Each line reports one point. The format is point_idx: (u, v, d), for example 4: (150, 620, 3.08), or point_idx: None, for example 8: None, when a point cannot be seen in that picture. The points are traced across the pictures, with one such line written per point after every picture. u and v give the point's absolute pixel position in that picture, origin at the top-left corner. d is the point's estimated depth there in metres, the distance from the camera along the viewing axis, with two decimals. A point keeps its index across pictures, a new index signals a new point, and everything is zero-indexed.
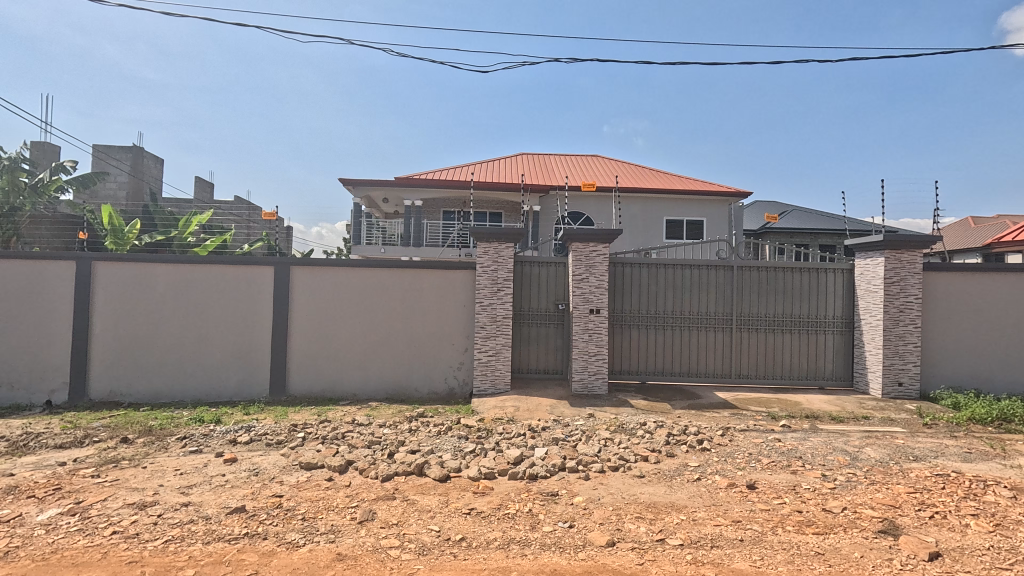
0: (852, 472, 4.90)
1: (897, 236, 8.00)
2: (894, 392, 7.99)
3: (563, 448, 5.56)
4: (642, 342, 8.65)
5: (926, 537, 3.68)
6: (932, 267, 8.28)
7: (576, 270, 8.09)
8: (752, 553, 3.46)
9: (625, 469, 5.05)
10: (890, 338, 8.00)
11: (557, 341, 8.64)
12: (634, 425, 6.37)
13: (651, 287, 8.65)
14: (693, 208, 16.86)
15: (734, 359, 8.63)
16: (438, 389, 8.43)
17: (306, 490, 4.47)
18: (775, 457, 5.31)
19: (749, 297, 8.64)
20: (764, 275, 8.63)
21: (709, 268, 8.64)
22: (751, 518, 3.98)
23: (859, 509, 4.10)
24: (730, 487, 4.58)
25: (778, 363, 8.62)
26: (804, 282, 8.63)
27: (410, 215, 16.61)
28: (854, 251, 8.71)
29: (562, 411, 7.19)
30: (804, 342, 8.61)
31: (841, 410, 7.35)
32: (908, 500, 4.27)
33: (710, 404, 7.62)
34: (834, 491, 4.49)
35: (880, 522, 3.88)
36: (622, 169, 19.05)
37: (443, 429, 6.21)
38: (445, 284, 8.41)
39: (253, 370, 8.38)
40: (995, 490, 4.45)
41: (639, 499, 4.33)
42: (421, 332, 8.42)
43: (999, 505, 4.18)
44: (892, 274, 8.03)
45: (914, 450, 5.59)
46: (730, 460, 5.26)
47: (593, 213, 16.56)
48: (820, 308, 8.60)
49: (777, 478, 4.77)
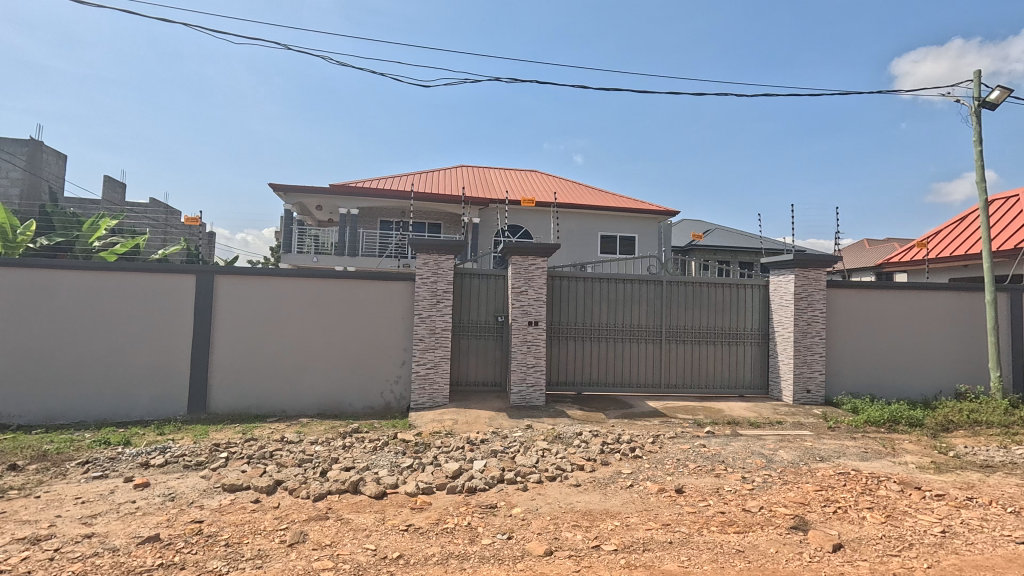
0: (768, 473, 5.30)
1: (805, 256, 8.78)
2: (804, 398, 8.71)
3: (501, 460, 5.59)
4: (578, 354, 8.89)
5: (831, 531, 4.03)
6: (834, 284, 9.15)
7: (515, 283, 8.20)
8: (680, 555, 3.64)
9: (563, 478, 5.16)
10: (800, 349, 8.74)
11: (495, 353, 8.70)
12: (571, 435, 6.53)
13: (587, 299, 8.93)
14: (626, 224, 17.65)
15: (663, 370, 9.06)
16: (374, 404, 8.21)
17: (229, 514, 4.19)
18: (701, 462, 5.62)
19: (676, 310, 9.13)
20: (691, 290, 9.16)
21: (641, 283, 9.05)
22: (679, 521, 4.19)
23: (774, 507, 4.44)
24: (660, 492, 4.80)
25: (702, 373, 9.15)
26: (727, 296, 9.26)
27: (345, 224, 15.98)
28: (768, 269, 9.45)
29: (500, 423, 7.23)
30: (726, 352, 9.22)
31: (758, 416, 7.90)
32: (815, 497, 4.67)
33: (642, 413, 7.94)
34: (753, 491, 4.83)
35: (792, 519, 4.23)
36: (558, 184, 19.54)
37: (379, 445, 6.06)
38: (384, 295, 8.26)
39: (171, 386, 7.77)
40: (886, 485, 4.96)
41: (575, 508, 4.44)
42: (357, 344, 8.18)
43: (890, 498, 4.66)
44: (801, 290, 8.79)
45: (820, 451, 6.13)
46: (660, 466, 5.53)
47: (532, 227, 16.90)
48: (739, 321, 9.26)
49: (702, 482, 5.06)
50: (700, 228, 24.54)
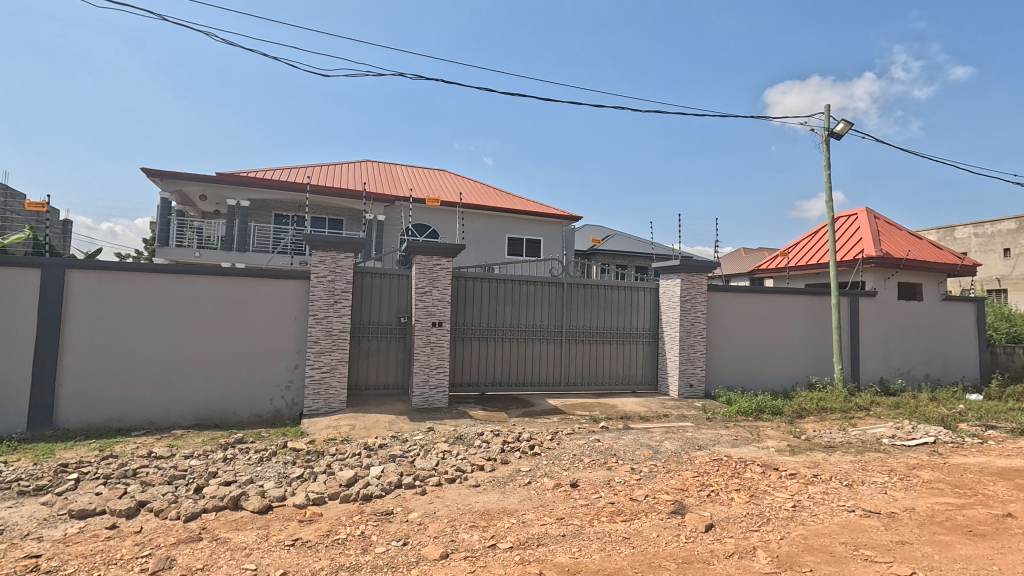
0: (653, 463, 5.71)
1: (689, 262, 9.59)
2: (687, 392, 9.50)
3: (400, 464, 5.45)
4: (482, 354, 8.94)
5: (704, 512, 4.43)
6: (714, 288, 10.09)
7: (418, 283, 8.05)
8: (571, 546, 3.79)
9: (462, 479, 5.15)
10: (684, 347, 9.53)
11: (398, 355, 8.47)
12: (472, 435, 6.54)
13: (491, 300, 9.01)
14: (532, 227, 18.09)
15: (563, 368, 9.39)
16: (261, 411, 7.61)
17: (76, 545, 3.65)
18: (595, 456, 5.91)
19: (576, 311, 9.52)
20: (589, 292, 9.61)
21: (543, 284, 9.32)
22: (572, 514, 4.37)
23: (657, 495, 4.78)
24: (556, 487, 4.97)
25: (599, 371, 9.63)
26: (622, 298, 9.84)
27: (233, 216, 14.68)
28: (658, 273, 10.18)
29: (401, 427, 7.05)
30: (620, 351, 9.79)
31: (647, 410, 8.48)
32: (693, 483, 5.10)
33: (542, 411, 8.18)
34: (639, 481, 5.17)
35: (672, 504, 4.58)
36: (466, 185, 19.55)
37: (266, 455, 5.63)
38: (274, 294, 7.70)
39: (5, 399, 6.60)
40: (752, 468, 5.56)
41: (473, 508, 4.45)
42: (242, 347, 7.54)
43: (754, 479, 5.23)
44: (685, 293, 9.59)
45: (698, 440, 6.72)
46: (556, 461, 5.72)
47: (439, 227, 16.73)
48: (632, 321, 9.88)
49: (595, 475, 5.32)
50: (601, 233, 25.84)
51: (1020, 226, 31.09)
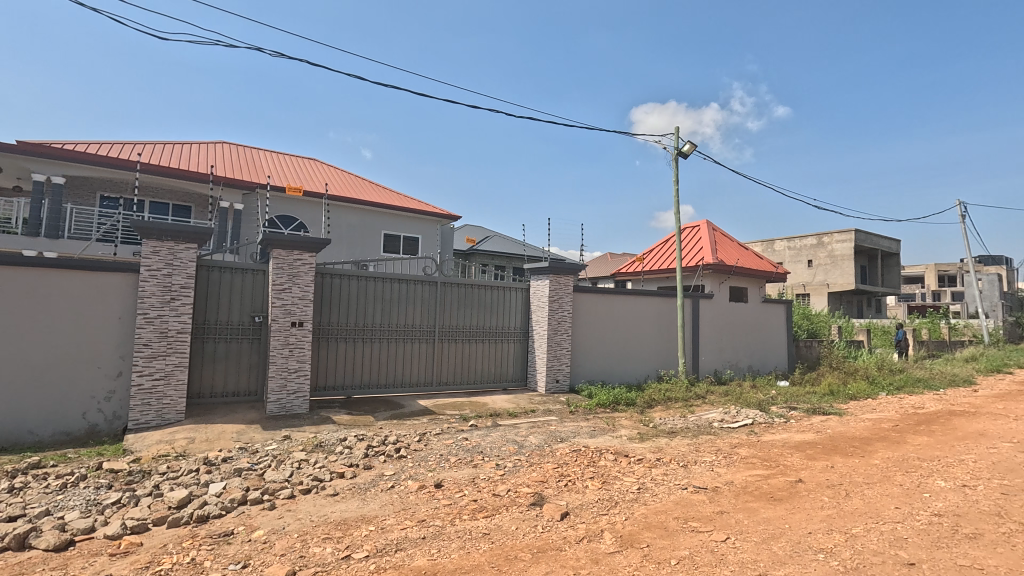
0: (518, 458, 5.89)
1: (557, 264, 10.10)
2: (554, 388, 9.99)
3: (247, 479, 4.94)
4: (348, 356, 8.49)
5: (561, 501, 4.67)
6: (579, 289, 10.75)
7: (276, 279, 7.40)
8: (431, 548, 3.74)
9: (318, 489, 4.82)
10: (552, 345, 10.01)
11: (250, 358, 7.70)
12: (333, 442, 6.17)
13: (359, 299, 8.60)
14: (409, 225, 17.69)
15: (434, 368, 9.30)
16: (69, 429, 6.39)
17: None
18: (461, 454, 5.93)
19: (449, 311, 9.50)
20: (462, 291, 9.64)
21: (416, 283, 9.14)
22: (434, 515, 4.32)
23: (519, 488, 4.94)
24: (420, 489, 4.88)
25: (470, 370, 9.71)
26: (494, 298, 10.04)
27: (40, 195, 12.19)
28: (529, 274, 10.57)
29: (251, 437, 6.41)
30: (492, 350, 9.97)
31: (516, 407, 8.74)
32: (553, 474, 5.36)
33: (411, 412, 8.01)
34: (503, 476, 5.30)
35: (532, 496, 4.76)
36: (339, 176, 18.49)
37: (72, 481, 4.73)
38: (90, 290, 6.52)
39: None
40: (605, 455, 6.01)
41: (328, 519, 4.19)
42: (44, 353, 6.27)
43: (606, 467, 5.66)
44: (553, 294, 10.08)
45: (561, 433, 7.09)
46: (422, 463, 5.63)
47: (307, 220, 15.63)
48: (503, 320, 10.13)
49: (460, 474, 5.34)
50: (479, 233, 26.14)
51: (818, 242, 37.95)
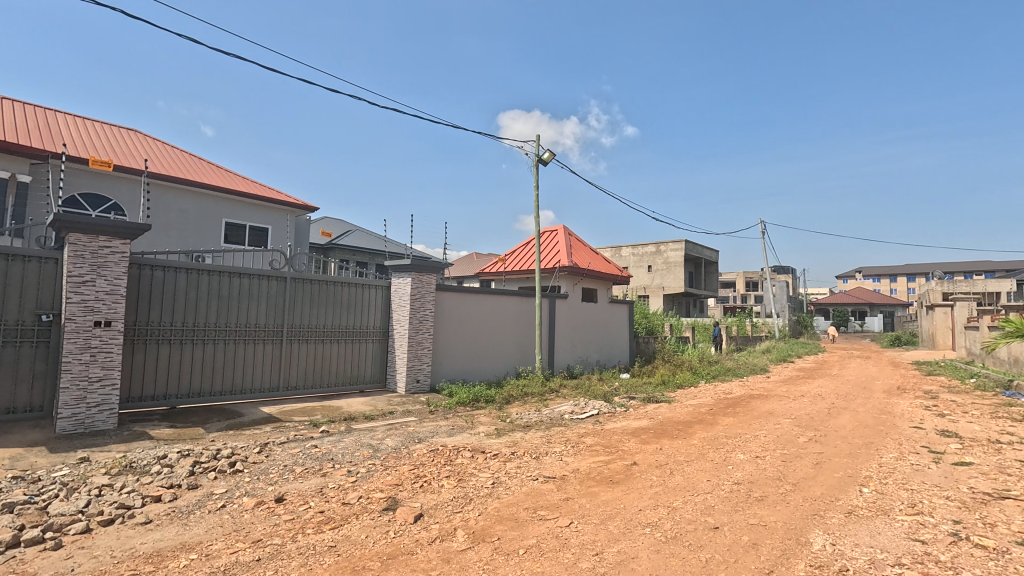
0: (372, 462, 5.65)
1: (419, 262, 9.93)
2: (414, 388, 9.80)
3: (21, 515, 3.99)
4: (173, 360, 7.38)
5: (414, 503, 4.58)
6: (442, 288, 10.69)
7: (74, 270, 6.12)
8: (266, 570, 3.39)
9: (126, 518, 4.09)
10: (412, 344, 9.80)
11: (34, 366, 6.27)
12: (149, 460, 5.29)
13: (189, 295, 7.52)
14: (257, 213, 15.99)
15: (281, 372, 8.52)
16: None
17: None
18: (308, 464, 5.50)
19: (299, 309, 8.77)
20: (315, 288, 8.98)
21: (260, 278, 8.28)
22: (273, 533, 3.93)
23: (371, 494, 4.73)
24: (257, 506, 4.41)
25: (323, 372, 9.09)
26: (351, 296, 9.52)
27: None
28: (390, 272, 10.24)
29: (32, 462, 5.21)
30: (348, 350, 9.45)
31: (372, 409, 8.39)
32: (408, 476, 5.24)
33: (252, 421, 7.23)
34: (354, 483, 5.03)
35: (384, 501, 4.59)
36: (168, 153, 15.98)
37: None
38: None
39: None
40: (462, 453, 6.05)
41: (136, 552, 3.57)
42: None
43: (462, 464, 5.70)
44: (415, 292, 9.88)
45: (418, 434, 6.97)
46: (262, 476, 5.10)
47: (124, 201, 13.36)
48: (361, 319, 9.66)
49: (306, 484, 4.94)
50: (339, 227, 24.66)
51: (656, 250, 42.89)
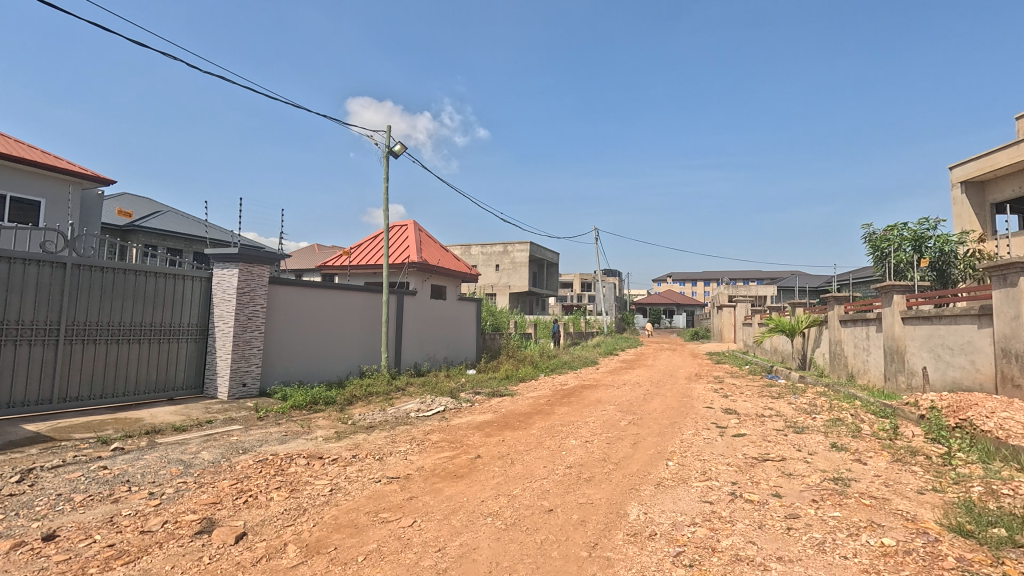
0: (182, 481, 4.87)
1: (249, 251, 8.88)
2: (239, 392, 8.72)
3: None
4: None
5: (236, 522, 4.07)
6: (276, 281, 9.71)
7: None
8: None
9: None
10: (238, 344, 8.72)
11: None
12: None
13: None
14: (26, 182, 12.73)
15: (57, 380, 6.90)
16: None
17: None
18: (94, 490, 4.54)
19: (86, 302, 7.22)
20: (109, 278, 7.47)
21: (26, 263, 6.62)
22: None
23: (180, 518, 4.08)
24: (13, 549, 3.49)
25: (119, 378, 7.60)
26: (160, 288, 8.13)
27: None
28: (212, 261, 8.97)
29: None
30: (154, 352, 8.05)
31: (185, 419, 7.26)
32: (229, 492, 4.64)
33: (9, 443, 5.72)
34: (158, 507, 4.29)
35: (197, 523, 4.00)
36: None
37: None
38: None
39: None
40: (296, 461, 5.56)
41: None
42: None
43: (296, 473, 5.24)
44: (243, 286, 8.80)
45: (244, 443, 6.23)
46: (22, 512, 4.05)
47: None
48: (172, 316, 8.31)
49: (89, 515, 4.06)
50: (146, 207, 20.87)
51: (504, 250, 44.70)
